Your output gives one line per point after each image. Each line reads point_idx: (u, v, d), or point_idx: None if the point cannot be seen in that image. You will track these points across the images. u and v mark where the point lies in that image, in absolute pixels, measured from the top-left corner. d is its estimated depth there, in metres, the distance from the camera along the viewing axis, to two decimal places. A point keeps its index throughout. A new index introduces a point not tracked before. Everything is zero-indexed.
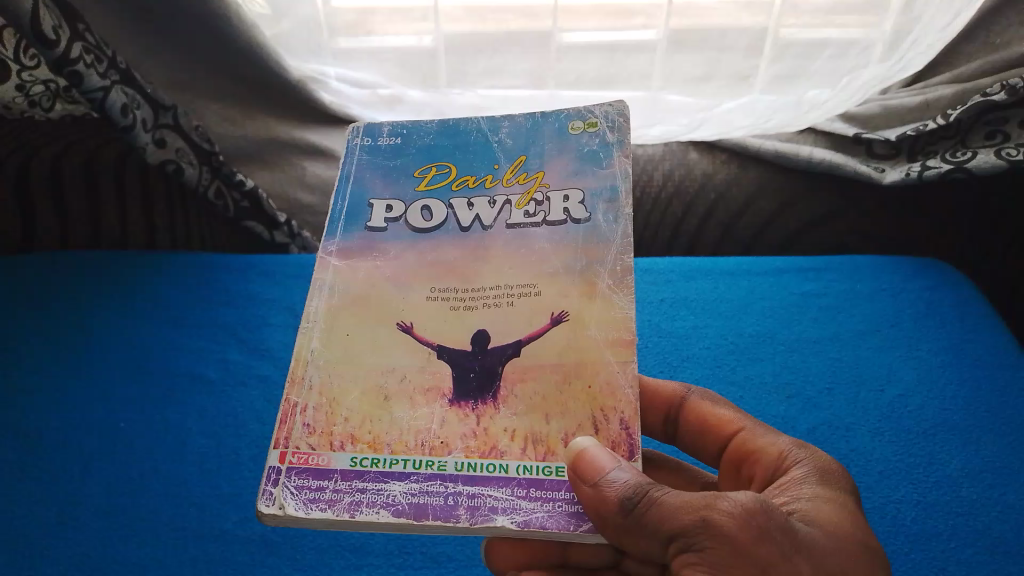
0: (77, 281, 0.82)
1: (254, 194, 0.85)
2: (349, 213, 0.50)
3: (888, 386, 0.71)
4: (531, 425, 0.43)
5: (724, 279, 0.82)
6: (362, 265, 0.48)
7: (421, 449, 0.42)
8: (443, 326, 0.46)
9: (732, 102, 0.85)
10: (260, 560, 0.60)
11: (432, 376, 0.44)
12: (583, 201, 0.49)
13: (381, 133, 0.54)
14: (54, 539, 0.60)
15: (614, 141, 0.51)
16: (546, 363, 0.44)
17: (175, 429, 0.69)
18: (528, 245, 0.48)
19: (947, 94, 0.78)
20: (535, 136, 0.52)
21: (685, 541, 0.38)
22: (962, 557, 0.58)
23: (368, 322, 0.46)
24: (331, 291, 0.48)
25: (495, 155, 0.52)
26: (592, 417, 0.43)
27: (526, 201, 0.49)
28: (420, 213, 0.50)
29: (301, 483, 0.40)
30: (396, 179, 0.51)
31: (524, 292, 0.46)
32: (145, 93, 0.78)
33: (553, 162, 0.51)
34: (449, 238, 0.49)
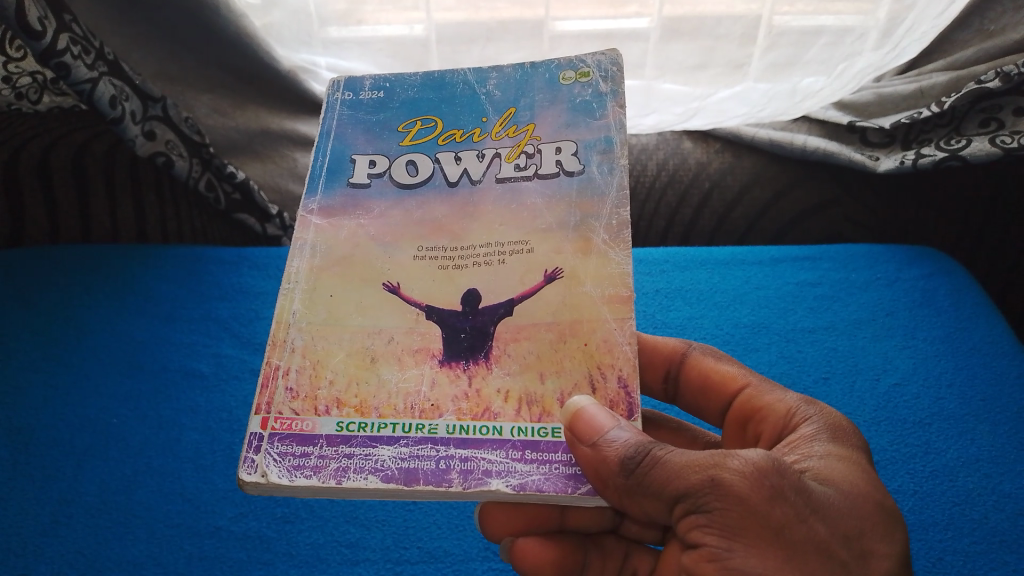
0: (67, 279, 0.80)
1: (246, 187, 0.84)
2: (330, 168, 0.49)
3: (884, 374, 0.70)
4: (525, 386, 0.42)
5: (719, 270, 0.81)
6: (344, 223, 0.47)
7: (411, 412, 0.41)
8: (433, 286, 0.45)
9: (726, 91, 0.85)
10: (256, 556, 0.59)
11: (420, 338, 0.44)
12: (577, 153, 0.48)
13: (363, 87, 0.53)
14: (46, 538, 0.59)
15: (608, 91, 0.50)
16: (540, 323, 0.43)
17: (168, 425, 0.68)
18: (520, 201, 0.47)
19: (941, 81, 0.78)
20: (525, 87, 0.51)
21: (693, 502, 0.37)
22: (960, 547, 0.57)
23: (353, 283, 0.45)
24: (313, 251, 0.47)
25: (482, 108, 0.51)
26: (589, 376, 0.42)
27: (517, 154, 0.49)
28: (406, 167, 0.49)
29: (284, 450, 0.39)
30: (379, 134, 0.51)
31: (515, 250, 0.45)
32: (133, 85, 0.77)
33: (544, 114, 0.50)
34: (437, 194, 0.48)
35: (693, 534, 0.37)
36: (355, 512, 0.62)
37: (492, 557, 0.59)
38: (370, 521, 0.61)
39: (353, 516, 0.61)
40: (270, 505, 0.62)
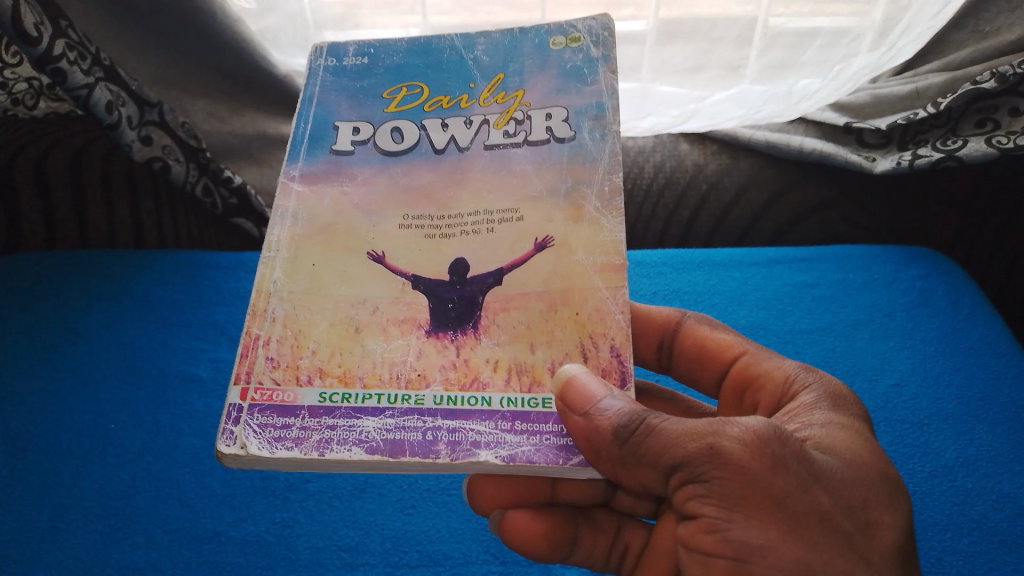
0: (67, 285, 0.80)
1: (243, 191, 0.85)
2: (313, 136, 0.51)
3: (882, 376, 0.69)
4: (515, 356, 0.43)
5: (717, 271, 0.81)
6: (328, 191, 0.49)
7: (397, 382, 0.42)
8: (420, 255, 0.46)
9: (721, 93, 0.85)
10: (255, 561, 0.58)
11: (406, 307, 0.45)
12: (568, 119, 0.50)
13: (346, 53, 0.54)
14: (44, 543, 0.58)
15: (599, 56, 0.52)
16: (530, 292, 0.45)
17: (166, 430, 0.67)
18: (509, 167, 0.49)
19: (937, 82, 0.78)
20: (514, 53, 0.53)
21: (692, 472, 0.38)
22: (959, 547, 0.56)
23: (336, 252, 0.47)
24: (294, 219, 0.48)
25: (471, 74, 0.52)
26: (580, 345, 0.44)
27: (505, 120, 0.50)
28: (390, 135, 0.51)
29: (264, 421, 0.40)
30: (362, 100, 0.52)
31: (504, 218, 0.47)
32: (130, 90, 0.77)
33: (533, 80, 0.52)
34: (422, 161, 0.49)
35: (690, 504, 0.38)
36: (354, 515, 0.61)
37: (491, 560, 0.59)
38: (368, 525, 0.61)
39: (352, 520, 0.61)
40: (268, 509, 0.61)
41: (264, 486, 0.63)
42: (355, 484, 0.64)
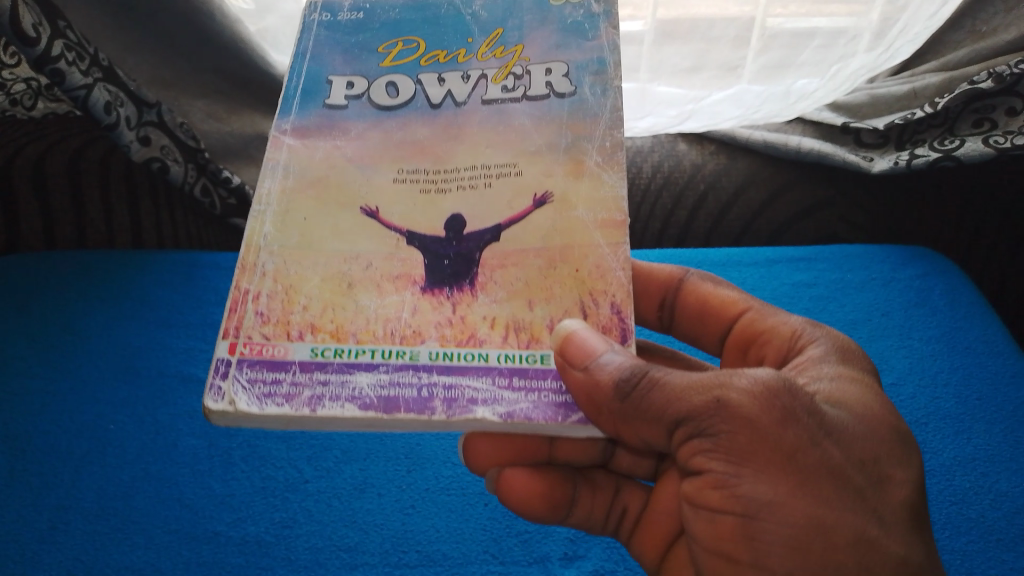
0: (66, 284, 0.80)
1: (242, 192, 0.85)
2: (306, 90, 0.52)
3: (879, 376, 0.70)
4: (512, 314, 0.44)
5: (716, 270, 0.81)
6: (319, 143, 0.50)
7: (391, 338, 0.43)
8: (415, 211, 0.47)
9: (719, 93, 0.85)
10: (254, 561, 0.58)
11: (400, 264, 0.46)
12: (569, 74, 0.51)
13: (341, 9, 0.56)
14: (44, 544, 0.59)
15: (600, 13, 0.54)
16: (529, 250, 0.46)
17: (165, 430, 0.68)
18: (507, 122, 0.50)
19: (934, 82, 0.78)
20: (513, 9, 0.55)
21: (698, 423, 0.40)
22: (957, 546, 0.57)
23: (330, 207, 0.48)
24: (285, 173, 0.49)
25: (469, 29, 0.54)
26: (581, 302, 0.44)
27: (504, 75, 0.52)
28: (385, 89, 0.52)
29: (253, 377, 0.41)
30: (357, 55, 0.53)
31: (500, 173, 0.48)
32: (128, 90, 0.77)
33: (533, 35, 0.53)
34: (418, 114, 0.51)
35: (698, 459, 0.40)
36: (355, 516, 0.62)
37: (491, 560, 0.59)
38: (368, 525, 0.61)
39: (352, 520, 0.61)
40: (268, 510, 0.62)
41: (263, 486, 0.64)
42: (355, 484, 0.64)
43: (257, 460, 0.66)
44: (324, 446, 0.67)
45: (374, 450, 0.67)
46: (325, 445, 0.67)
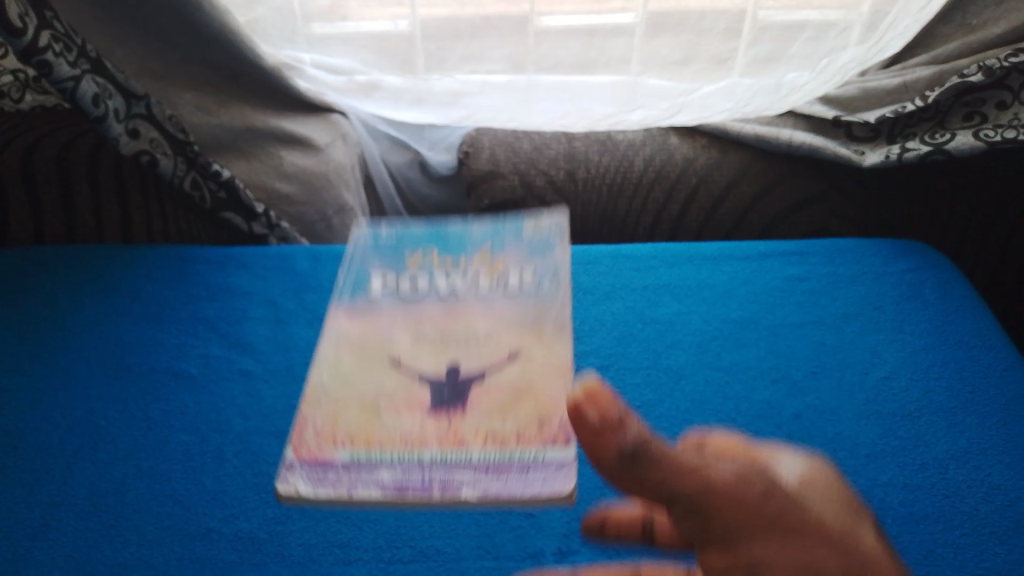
0: (53, 281, 0.79)
1: (232, 185, 0.82)
2: (352, 284, 0.65)
3: (873, 368, 0.68)
4: (489, 424, 0.49)
5: (706, 266, 0.80)
6: (359, 319, 0.60)
7: (403, 444, 0.48)
8: (424, 359, 0.55)
9: (709, 87, 0.86)
10: (247, 557, 0.55)
11: (416, 394, 0.52)
12: (532, 275, 0.64)
13: (379, 237, 0.71)
14: (34, 541, 0.56)
15: (551, 233, 0.69)
16: (504, 383, 0.52)
17: (156, 426, 0.65)
18: (494, 306, 0.61)
19: (925, 75, 0.79)
20: (499, 237, 0.69)
21: (684, 506, 0.34)
22: (952, 540, 0.54)
23: (366, 363, 0.56)
24: (336, 337, 0.59)
25: (468, 246, 0.69)
26: (536, 419, 0.49)
27: (491, 276, 0.64)
28: (406, 284, 0.65)
29: (309, 471, 0.46)
30: (390, 263, 0.67)
31: (495, 330, 0.57)
32: (117, 82, 0.76)
33: (511, 249, 0.67)
34: (433, 301, 0.62)
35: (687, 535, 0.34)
36: (346, 513, 0.58)
37: (485, 556, 0.55)
38: (361, 522, 0.57)
39: (344, 515, 0.58)
40: (258, 506, 0.58)
41: (255, 482, 0.60)
42: None
43: (250, 455, 0.62)
44: None
45: None
46: None
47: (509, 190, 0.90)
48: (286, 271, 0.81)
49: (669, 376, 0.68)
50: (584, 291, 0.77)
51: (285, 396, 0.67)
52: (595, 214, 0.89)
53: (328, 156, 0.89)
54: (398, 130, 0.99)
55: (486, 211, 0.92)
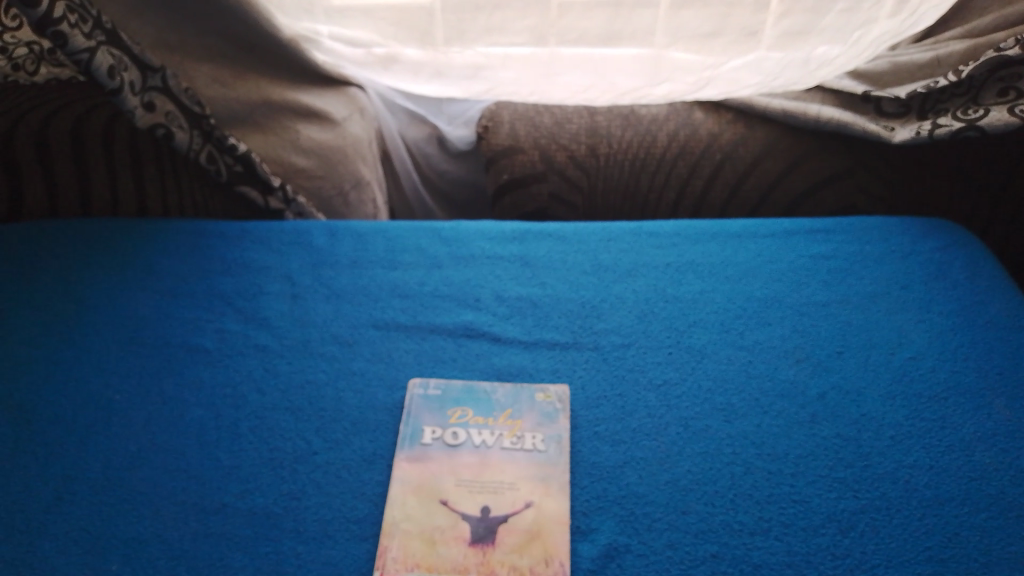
0: (68, 253, 0.78)
1: (248, 158, 0.82)
2: (408, 435, 0.61)
3: (899, 349, 0.66)
4: (511, 558, 0.53)
5: (730, 243, 0.78)
6: (419, 466, 0.59)
7: (453, 569, 0.52)
8: (462, 497, 0.57)
9: (737, 61, 0.83)
10: (262, 533, 0.54)
11: (460, 529, 0.55)
12: (539, 441, 0.60)
13: (429, 384, 0.65)
14: (49, 515, 0.56)
15: (556, 408, 0.63)
16: (521, 526, 0.55)
17: (172, 401, 0.64)
18: (513, 466, 0.59)
19: (959, 49, 0.77)
20: (519, 397, 0.64)
21: None
22: (976, 522, 0.53)
23: (423, 500, 0.57)
24: (399, 481, 0.58)
25: (496, 406, 0.63)
26: (543, 558, 0.52)
27: (513, 434, 0.61)
28: (450, 437, 0.61)
29: None
30: (436, 411, 0.63)
31: (511, 488, 0.57)
32: (133, 54, 0.75)
33: (527, 414, 0.63)
34: (469, 452, 0.60)
35: None
36: (364, 488, 0.57)
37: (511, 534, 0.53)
38: (380, 499, 0.57)
39: (360, 492, 0.57)
40: (275, 482, 0.58)
41: (271, 458, 0.60)
42: (364, 456, 0.60)
43: (265, 431, 0.62)
44: (334, 416, 0.63)
45: (386, 421, 0.62)
46: (335, 415, 0.63)
47: (530, 165, 0.89)
48: (302, 246, 0.80)
49: (691, 355, 0.66)
50: (605, 267, 0.76)
51: (301, 371, 0.67)
52: (615, 189, 0.89)
53: (345, 130, 0.89)
54: (414, 104, 0.97)
55: (504, 186, 0.90)
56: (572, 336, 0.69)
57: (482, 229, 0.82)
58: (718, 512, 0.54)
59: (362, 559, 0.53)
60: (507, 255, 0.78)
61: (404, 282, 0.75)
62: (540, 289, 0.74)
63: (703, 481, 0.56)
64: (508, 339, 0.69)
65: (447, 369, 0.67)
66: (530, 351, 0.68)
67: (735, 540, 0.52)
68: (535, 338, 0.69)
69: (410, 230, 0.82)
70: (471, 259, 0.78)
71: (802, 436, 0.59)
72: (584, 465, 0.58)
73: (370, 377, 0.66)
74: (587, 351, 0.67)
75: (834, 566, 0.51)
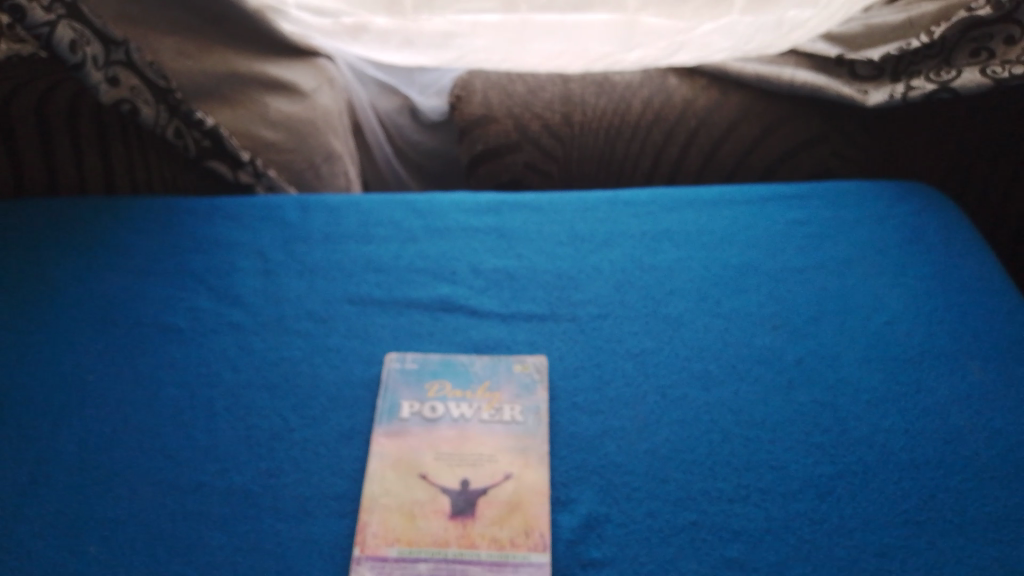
0: (35, 232, 0.77)
1: (216, 133, 0.80)
2: (386, 410, 0.61)
3: (875, 313, 0.66)
4: (492, 530, 0.53)
5: (706, 210, 0.78)
6: (397, 441, 0.59)
7: (433, 542, 0.52)
8: (441, 471, 0.57)
9: (710, 24, 0.81)
10: (240, 511, 0.54)
11: (440, 502, 0.55)
12: (518, 412, 0.60)
13: (407, 357, 0.65)
14: (23, 499, 0.55)
15: (534, 379, 0.62)
16: (500, 498, 0.54)
17: (146, 380, 0.63)
18: (492, 439, 0.59)
19: (932, 10, 0.76)
20: (497, 369, 0.64)
21: None
22: (952, 485, 0.53)
23: (402, 474, 0.56)
24: (378, 456, 0.57)
25: (473, 377, 0.63)
26: (523, 529, 0.52)
27: (492, 406, 0.61)
28: (428, 411, 0.61)
29: (375, 561, 0.51)
30: (414, 384, 0.63)
31: (491, 462, 0.57)
32: (94, 27, 0.73)
33: (505, 385, 0.62)
34: (448, 425, 0.60)
35: None
36: (342, 464, 0.57)
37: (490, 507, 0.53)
38: (359, 474, 0.56)
39: (339, 468, 0.57)
40: (252, 460, 0.57)
41: (248, 435, 0.59)
42: (342, 431, 0.59)
43: (242, 409, 0.61)
44: (310, 393, 0.62)
45: (363, 396, 0.62)
46: (312, 391, 0.62)
47: (504, 135, 0.88)
48: (274, 222, 0.79)
49: (668, 324, 0.66)
50: (581, 237, 0.76)
51: (276, 347, 0.66)
52: (589, 156, 0.89)
53: (314, 102, 0.88)
54: (386, 73, 0.95)
55: (479, 156, 0.90)
56: (548, 307, 0.68)
57: (456, 200, 0.81)
58: (698, 480, 0.54)
59: (342, 535, 0.52)
60: (482, 227, 0.77)
61: (378, 256, 0.74)
62: (516, 260, 0.73)
63: (682, 449, 0.56)
64: (485, 311, 0.69)
65: (424, 343, 0.66)
66: (507, 323, 0.67)
67: (714, 507, 0.52)
68: (513, 310, 0.68)
69: (384, 203, 0.81)
70: (446, 231, 0.77)
71: (780, 402, 0.59)
72: (563, 436, 0.58)
73: (347, 352, 0.65)
74: (564, 322, 0.67)
75: (812, 531, 0.51)
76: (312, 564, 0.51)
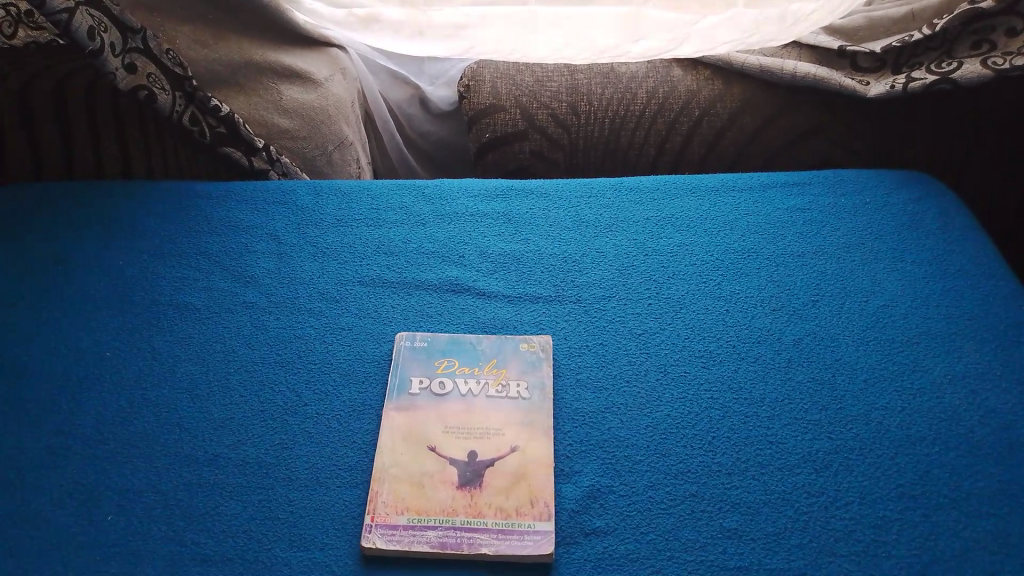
0: (54, 214, 0.79)
1: (231, 119, 0.81)
2: (397, 385, 0.62)
3: (873, 296, 0.68)
4: (498, 499, 0.54)
5: (709, 197, 0.80)
6: (407, 416, 0.60)
7: (440, 510, 0.54)
8: (449, 444, 0.58)
9: (715, 18, 0.85)
10: (255, 481, 0.56)
11: (448, 473, 0.56)
12: (523, 388, 0.62)
13: (416, 336, 0.67)
14: (44, 469, 0.57)
15: (539, 356, 0.64)
16: (506, 469, 0.56)
17: (163, 357, 0.65)
18: (499, 413, 0.60)
19: (933, 5, 0.80)
20: (504, 347, 0.66)
21: None
22: (946, 460, 0.55)
23: (411, 446, 0.58)
24: (390, 430, 0.59)
25: (480, 355, 0.65)
26: (528, 499, 0.54)
27: (498, 382, 0.63)
28: (437, 386, 0.63)
29: (386, 529, 0.52)
30: (424, 362, 0.64)
31: (497, 434, 0.59)
32: (112, 15, 0.74)
33: (511, 361, 0.64)
34: (456, 399, 0.62)
35: None
36: (353, 437, 0.59)
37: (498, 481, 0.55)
38: (370, 447, 0.58)
39: (351, 441, 0.59)
40: (266, 432, 0.59)
41: (262, 409, 0.61)
42: (352, 405, 0.61)
43: (256, 384, 0.63)
44: (322, 368, 0.64)
45: (374, 373, 0.64)
46: (324, 367, 0.64)
47: (511, 123, 0.90)
48: (286, 206, 0.80)
49: (670, 305, 0.68)
50: (586, 223, 0.77)
51: (289, 326, 0.68)
52: (595, 145, 0.90)
53: (327, 90, 0.90)
54: (398, 64, 0.98)
55: (486, 146, 0.91)
56: (554, 290, 0.70)
57: (465, 186, 0.83)
58: (698, 454, 0.56)
59: (353, 504, 0.54)
60: (489, 212, 0.79)
61: (388, 240, 0.76)
62: (522, 245, 0.75)
63: (683, 425, 0.58)
64: (492, 293, 0.70)
65: (432, 323, 0.68)
66: (514, 304, 0.69)
67: (713, 480, 0.54)
68: (520, 292, 0.70)
69: (394, 189, 0.83)
70: (454, 216, 0.79)
71: (778, 380, 0.61)
72: (568, 411, 0.60)
73: (359, 331, 0.67)
74: (569, 304, 0.69)
75: (810, 502, 0.53)
76: (323, 531, 0.53)
